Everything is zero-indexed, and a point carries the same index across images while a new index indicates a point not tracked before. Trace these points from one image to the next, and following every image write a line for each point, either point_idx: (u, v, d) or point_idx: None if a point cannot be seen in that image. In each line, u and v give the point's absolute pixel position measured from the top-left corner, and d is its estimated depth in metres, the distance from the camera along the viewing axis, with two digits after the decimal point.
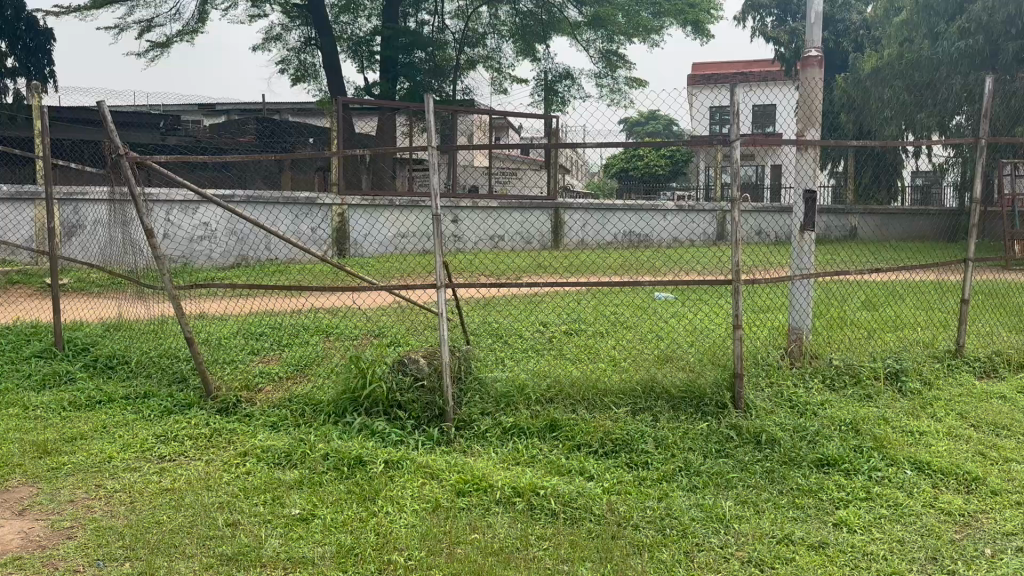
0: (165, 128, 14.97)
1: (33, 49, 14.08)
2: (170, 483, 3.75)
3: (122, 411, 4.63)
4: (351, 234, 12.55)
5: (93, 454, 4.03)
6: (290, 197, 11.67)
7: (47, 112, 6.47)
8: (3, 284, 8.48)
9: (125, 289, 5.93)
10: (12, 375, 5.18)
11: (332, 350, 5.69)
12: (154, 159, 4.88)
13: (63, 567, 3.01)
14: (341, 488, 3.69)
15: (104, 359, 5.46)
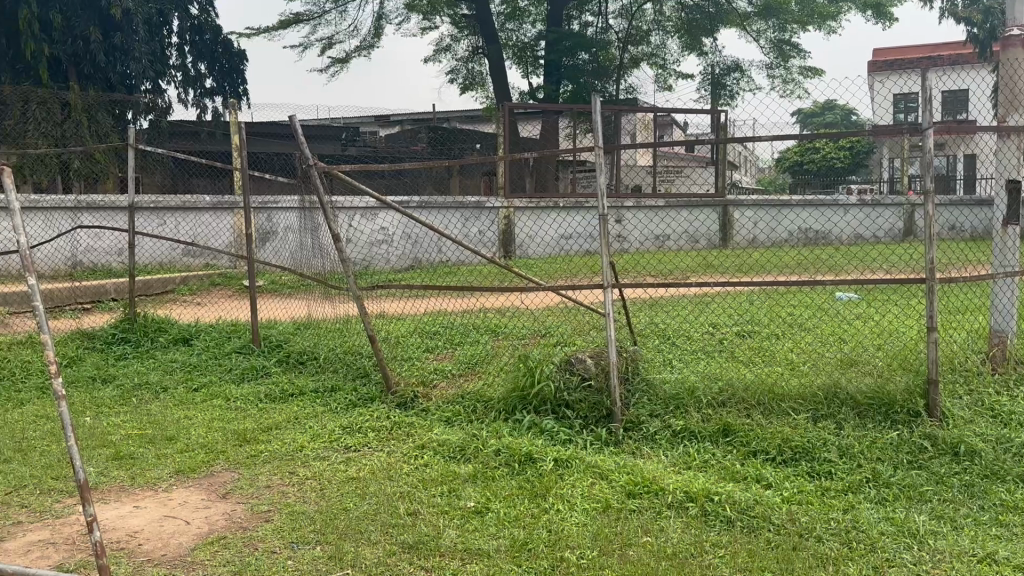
0: (344, 139, 15.94)
1: (228, 70, 15.42)
2: (355, 472, 3.98)
3: (312, 404, 4.98)
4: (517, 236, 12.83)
5: (286, 444, 4.36)
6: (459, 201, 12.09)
7: (242, 127, 7.05)
8: (206, 286, 9.33)
9: (313, 290, 6.37)
10: (216, 369, 5.69)
11: (502, 348, 5.82)
12: (340, 168, 5.20)
13: (262, 548, 3.27)
14: (513, 483, 3.77)
15: (295, 355, 5.88)
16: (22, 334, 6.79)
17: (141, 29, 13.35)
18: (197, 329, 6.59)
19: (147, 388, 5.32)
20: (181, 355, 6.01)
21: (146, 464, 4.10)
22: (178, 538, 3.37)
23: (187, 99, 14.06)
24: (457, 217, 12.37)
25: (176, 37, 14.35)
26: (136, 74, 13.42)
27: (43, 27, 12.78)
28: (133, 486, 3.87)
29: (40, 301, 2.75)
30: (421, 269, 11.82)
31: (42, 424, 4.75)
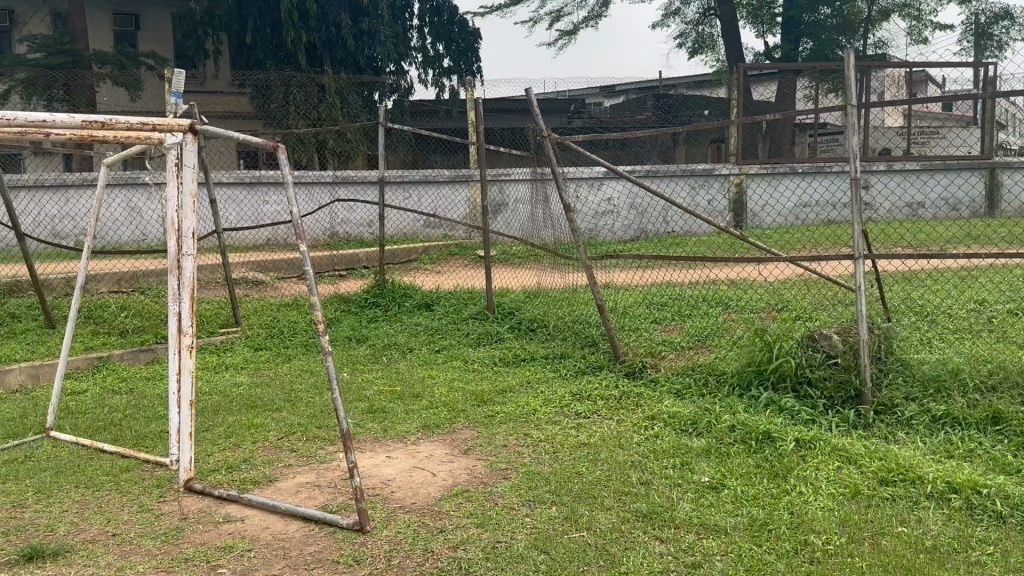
0: (571, 112, 16.16)
1: (464, 49, 16.06)
2: (586, 438, 4.03)
3: (544, 369, 5.12)
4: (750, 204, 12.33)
5: (520, 406, 4.52)
6: (688, 169, 11.82)
7: (480, 102, 7.33)
8: (443, 255, 9.86)
9: (546, 260, 6.53)
10: (454, 333, 6.02)
11: (733, 321, 5.66)
12: (574, 138, 5.24)
13: (502, 503, 3.42)
14: (750, 461, 3.64)
15: (527, 322, 6.07)
16: (290, 296, 7.59)
17: (386, 13, 14.26)
18: (438, 296, 7.00)
19: (395, 349, 5.74)
20: (424, 319, 6.41)
21: (397, 419, 4.43)
22: (428, 487, 3.61)
23: (427, 79, 14.87)
24: (684, 187, 12.10)
25: (417, 19, 15.21)
26: (381, 57, 14.41)
27: (301, 16, 14.07)
28: (386, 437, 4.20)
29: (310, 267, 3.15)
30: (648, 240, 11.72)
31: (308, 377, 5.28)
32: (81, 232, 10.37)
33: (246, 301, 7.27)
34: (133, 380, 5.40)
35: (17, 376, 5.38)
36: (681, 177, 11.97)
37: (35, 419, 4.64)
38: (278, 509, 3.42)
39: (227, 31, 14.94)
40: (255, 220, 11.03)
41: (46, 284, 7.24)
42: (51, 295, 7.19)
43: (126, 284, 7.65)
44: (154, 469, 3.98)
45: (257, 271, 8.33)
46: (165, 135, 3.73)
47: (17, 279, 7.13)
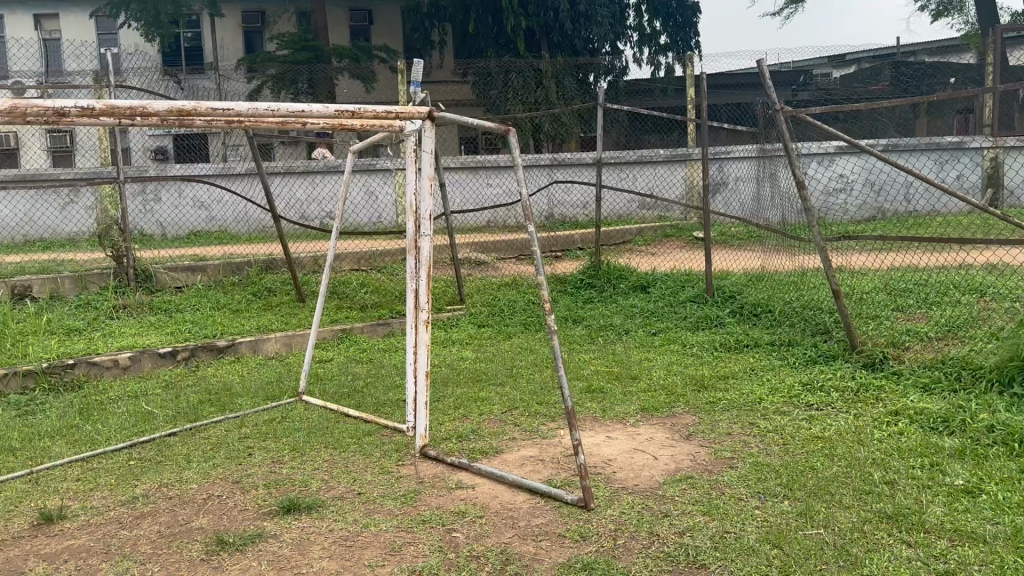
0: (794, 86, 15.31)
1: (682, 24, 15.67)
2: (820, 432, 3.81)
3: (770, 356, 4.91)
4: (1007, 180, 11.07)
5: (744, 394, 4.36)
6: (933, 142, 10.80)
7: (703, 81, 7.15)
8: (658, 237, 9.72)
9: (771, 241, 6.25)
10: (672, 316, 5.93)
11: (991, 310, 5.12)
12: (810, 113, 4.94)
13: (729, 493, 3.32)
14: (1014, 466, 3.26)
15: (750, 307, 5.84)
16: (510, 276, 7.84)
17: None
18: (655, 278, 6.93)
19: (612, 330, 5.74)
20: (641, 301, 6.37)
21: (616, 400, 4.43)
22: (650, 470, 3.58)
23: (642, 58, 14.67)
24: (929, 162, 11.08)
25: None
26: (597, 38, 14.41)
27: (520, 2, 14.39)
28: (605, 418, 4.21)
29: (538, 248, 3.20)
30: (886, 220, 10.85)
31: (529, 355, 5.43)
32: (326, 215, 11.30)
33: (470, 280, 7.59)
34: (371, 352, 5.83)
35: (273, 344, 6.00)
36: (925, 151, 10.96)
37: (291, 384, 5.15)
38: (505, 480, 3.55)
39: (451, 22, 15.61)
40: (473, 203, 11.50)
41: (297, 262, 8.00)
42: (301, 272, 7.93)
43: (364, 263, 8.27)
44: (392, 435, 4.27)
45: (479, 252, 8.70)
46: (405, 123, 3.98)
47: (273, 257, 7.93)
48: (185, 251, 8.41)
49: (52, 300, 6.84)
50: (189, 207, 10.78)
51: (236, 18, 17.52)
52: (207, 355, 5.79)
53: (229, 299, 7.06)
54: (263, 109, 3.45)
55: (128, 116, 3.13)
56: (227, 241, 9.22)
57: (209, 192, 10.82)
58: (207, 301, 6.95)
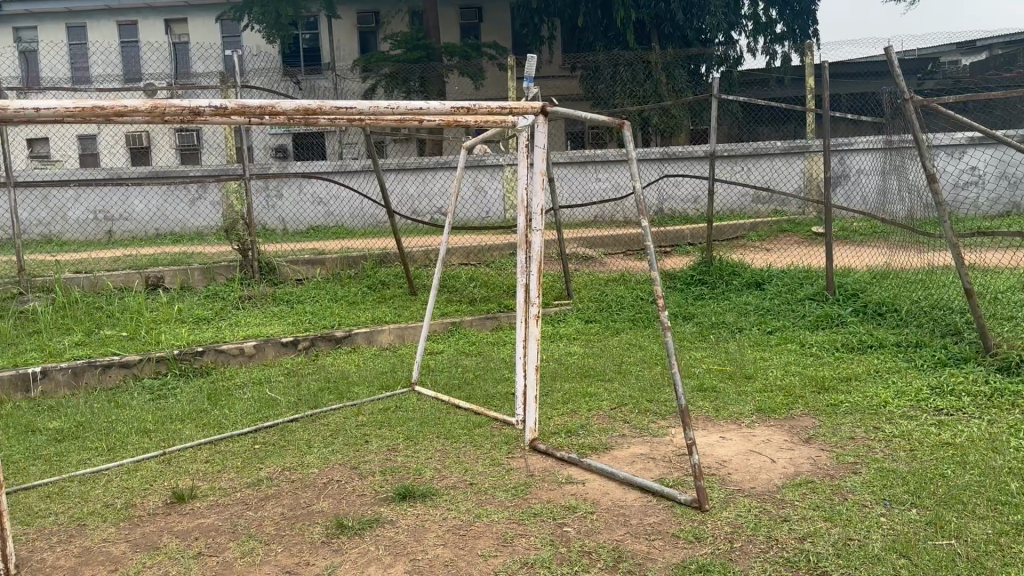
0: (920, 75, 14.54)
1: (800, 12, 15.13)
2: (951, 438, 3.60)
3: (894, 358, 4.68)
4: None
5: (867, 397, 4.17)
6: None
7: (826, 71, 6.88)
8: (772, 232, 9.42)
9: (898, 238, 5.96)
10: (789, 315, 5.73)
11: None
12: (944, 101, 4.68)
13: (852, 499, 3.18)
14: None
15: (873, 306, 5.58)
16: (618, 271, 7.78)
17: None
18: (770, 274, 6.73)
19: (724, 328, 5.61)
20: (755, 298, 6.20)
21: (730, 399, 4.32)
22: (767, 473, 3.48)
23: (756, 48, 14.23)
24: None
25: None
26: (710, 28, 14.08)
27: None
28: (719, 418, 4.12)
29: (652, 242, 3.16)
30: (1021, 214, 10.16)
31: (639, 351, 5.37)
32: (436, 210, 11.56)
33: (579, 275, 7.57)
34: (481, 345, 5.90)
35: (387, 335, 6.17)
36: None
37: (404, 374, 5.28)
38: (617, 477, 3.52)
39: (560, 16, 15.61)
40: (580, 198, 11.47)
41: (410, 256, 8.20)
42: (413, 266, 8.11)
43: (474, 257, 8.38)
44: (502, 428, 4.32)
45: (587, 247, 8.68)
46: (518, 118, 4.00)
47: (387, 251, 8.15)
48: (304, 245, 8.74)
49: (182, 290, 7.24)
50: (309, 203, 11.22)
51: (351, 19, 18.10)
52: (326, 344, 6.02)
53: (346, 291, 7.30)
54: (382, 107, 3.54)
55: (258, 116, 3.27)
56: (343, 235, 9.53)
57: (327, 188, 11.23)
58: (325, 293, 7.21)
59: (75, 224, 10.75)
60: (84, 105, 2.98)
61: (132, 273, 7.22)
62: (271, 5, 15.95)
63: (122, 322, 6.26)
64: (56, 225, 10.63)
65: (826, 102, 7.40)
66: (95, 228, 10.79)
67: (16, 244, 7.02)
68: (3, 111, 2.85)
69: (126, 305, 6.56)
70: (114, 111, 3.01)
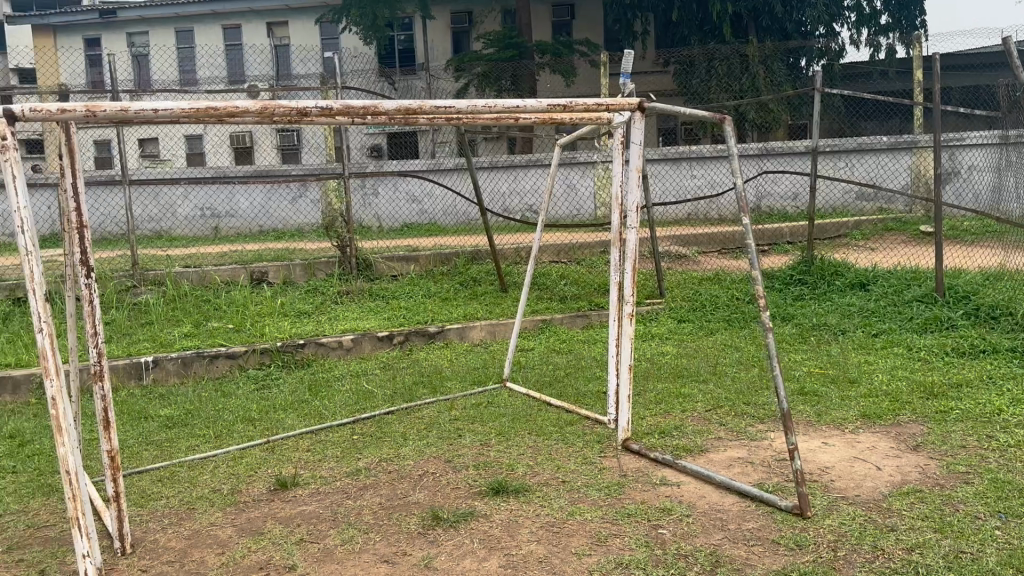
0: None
1: (906, 2, 14.49)
2: None
3: (1010, 364, 4.43)
4: None
5: (981, 405, 3.96)
6: None
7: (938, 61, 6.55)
8: (874, 230, 9.05)
9: (1015, 238, 5.63)
10: (895, 317, 5.50)
11: None
12: None
13: (964, 510, 3.03)
14: None
15: (987, 308, 5.29)
16: (712, 270, 7.64)
17: None
18: (874, 275, 6.47)
19: (826, 330, 5.43)
20: (858, 299, 5.97)
21: (832, 404, 4.18)
22: (872, 481, 3.34)
23: (859, 40, 13.72)
24: None
25: None
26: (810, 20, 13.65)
27: None
28: (820, 423, 3.99)
29: (752, 240, 3.08)
30: None
31: (735, 352, 5.26)
32: (527, 208, 11.61)
33: (671, 273, 7.47)
34: (573, 342, 5.90)
35: (479, 332, 6.25)
36: None
37: (496, 370, 5.33)
38: (712, 480, 3.46)
39: (654, 12, 15.42)
40: (672, 195, 11.31)
41: (501, 253, 8.26)
42: (505, 263, 8.17)
43: (565, 255, 8.37)
44: (594, 426, 4.31)
45: (680, 245, 8.55)
46: (613, 115, 3.98)
47: (479, 248, 8.24)
48: (399, 242, 8.92)
49: (284, 285, 7.49)
50: (403, 201, 11.46)
51: (445, 19, 18.37)
52: (419, 339, 6.13)
53: (439, 287, 7.42)
54: (480, 105, 3.57)
55: (361, 115, 3.36)
56: (436, 232, 9.67)
57: (421, 185, 11.43)
58: (420, 289, 7.34)
59: (184, 220, 11.26)
60: (200, 106, 3.11)
61: (237, 268, 7.50)
62: (367, 7, 16.34)
63: (228, 314, 6.53)
64: (167, 221, 11.16)
65: (938, 95, 7.07)
66: (202, 224, 11.28)
67: (132, 239, 7.41)
68: (126, 113, 3.02)
69: (232, 299, 6.83)
70: (227, 112, 3.14)
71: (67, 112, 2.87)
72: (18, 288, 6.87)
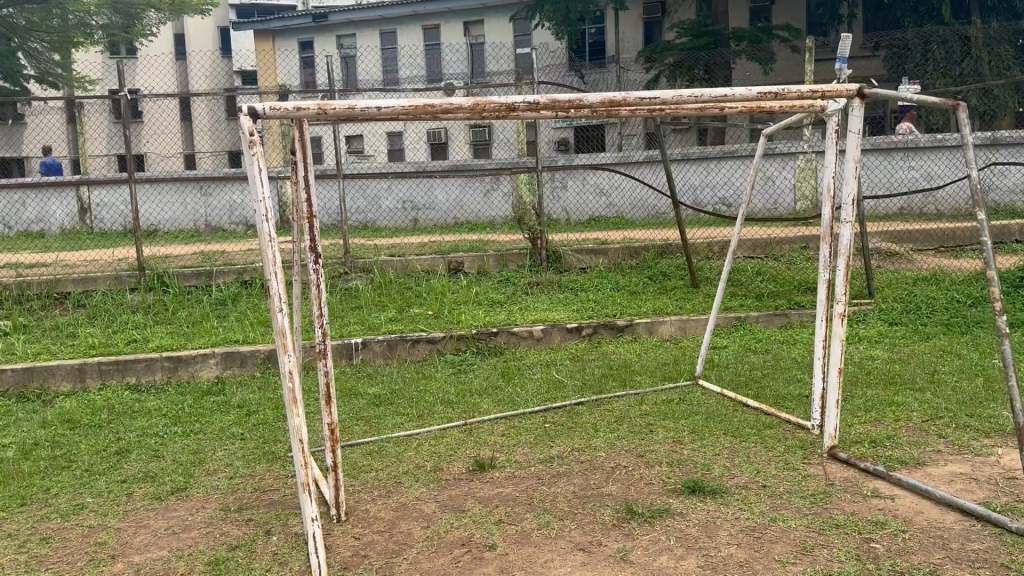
0: None
1: None
2: None
3: None
4: None
5: None
6: None
7: None
8: None
9: None
10: None
11: None
12: None
13: None
14: None
15: None
16: (927, 270, 7.08)
17: None
18: None
19: None
20: None
21: None
22: None
23: None
24: None
25: None
26: None
27: None
28: None
29: (989, 235, 2.82)
30: None
31: (953, 359, 4.84)
32: (718, 201, 11.34)
33: (880, 272, 6.99)
34: (769, 342, 5.68)
35: (669, 327, 6.15)
36: None
37: (688, 367, 5.23)
38: (932, 496, 3.21)
39: None
40: (879, 188, 10.57)
41: (694, 248, 8.10)
42: (696, 258, 8.01)
43: (761, 250, 8.06)
44: (795, 430, 4.12)
45: (889, 242, 7.98)
46: (827, 103, 3.79)
47: (670, 242, 8.13)
48: (589, 235, 8.97)
49: (479, 276, 7.71)
50: (591, 193, 11.48)
51: (638, 12, 18.24)
52: (608, 332, 6.15)
53: (629, 281, 7.41)
54: (687, 95, 3.51)
55: (567, 109, 3.41)
56: (624, 226, 9.63)
57: (610, 178, 11.43)
58: (608, 283, 7.36)
59: (386, 213, 11.94)
60: (417, 103, 3.27)
61: (436, 258, 7.77)
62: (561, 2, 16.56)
63: (428, 302, 6.86)
64: (371, 213, 11.88)
65: None
66: (402, 216, 11.92)
67: (345, 230, 7.94)
68: (352, 111, 3.25)
69: (430, 287, 7.16)
70: (442, 109, 3.29)
71: (302, 110, 3.12)
72: (245, 271, 7.53)
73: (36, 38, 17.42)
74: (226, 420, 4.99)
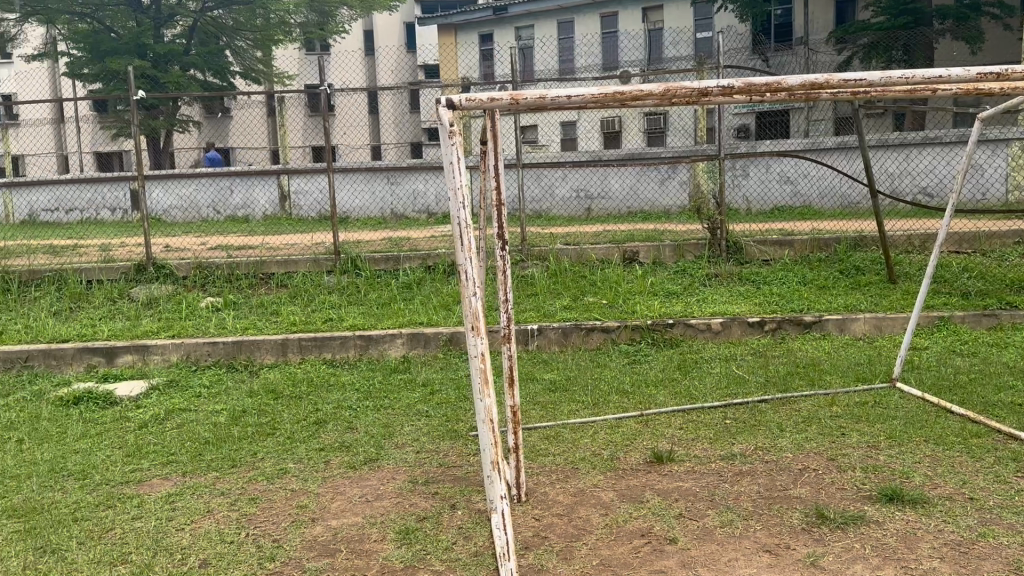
0: None
1: None
2: None
3: None
4: None
5: None
6: None
7: None
8: None
9: None
10: None
11: None
12: None
13: None
14: None
15: None
16: None
17: None
18: None
19: None
20: None
21: None
22: None
23: None
24: None
25: None
26: None
27: None
28: None
29: None
30: None
31: None
32: (918, 190, 10.69)
33: None
34: (977, 345, 5.23)
35: (862, 325, 5.80)
36: None
37: (884, 369, 4.91)
38: None
39: None
40: None
41: (890, 240, 7.60)
42: (893, 251, 7.52)
43: (967, 244, 7.42)
44: (1007, 441, 3.78)
45: None
46: None
47: (864, 234, 7.69)
48: (773, 225, 8.64)
49: (655, 265, 7.60)
50: (775, 182, 11.21)
51: None
52: (793, 329, 5.89)
53: (817, 274, 7.08)
54: (896, 77, 3.27)
55: (763, 93, 3.28)
56: (811, 217, 9.18)
57: (796, 166, 11.10)
58: (795, 276, 7.06)
59: (560, 201, 11.88)
60: (607, 91, 3.26)
61: (611, 247, 7.71)
62: None
63: (603, 291, 6.87)
64: (545, 202, 11.81)
65: None
66: (576, 204, 11.79)
67: (523, 218, 8.08)
68: (543, 101, 3.28)
69: (606, 276, 7.16)
70: (632, 96, 3.26)
71: (496, 101, 3.19)
72: (429, 257, 7.88)
73: (242, 36, 19.09)
74: (412, 397, 5.24)
